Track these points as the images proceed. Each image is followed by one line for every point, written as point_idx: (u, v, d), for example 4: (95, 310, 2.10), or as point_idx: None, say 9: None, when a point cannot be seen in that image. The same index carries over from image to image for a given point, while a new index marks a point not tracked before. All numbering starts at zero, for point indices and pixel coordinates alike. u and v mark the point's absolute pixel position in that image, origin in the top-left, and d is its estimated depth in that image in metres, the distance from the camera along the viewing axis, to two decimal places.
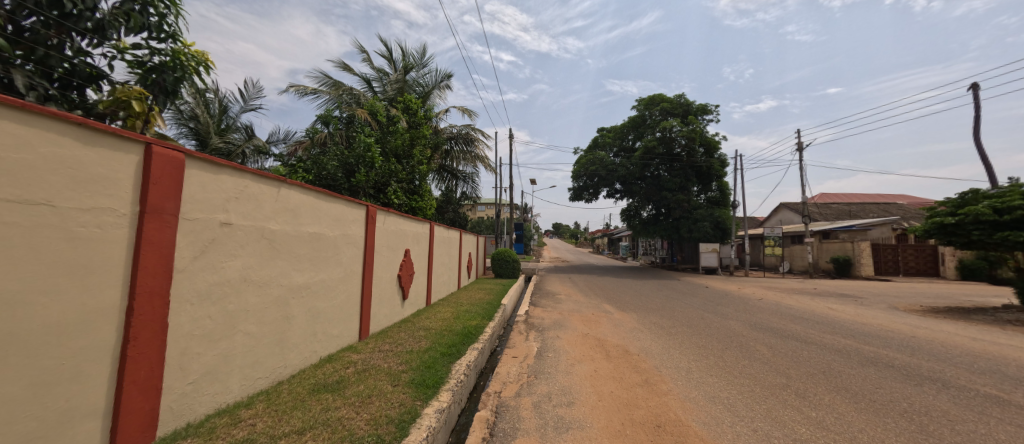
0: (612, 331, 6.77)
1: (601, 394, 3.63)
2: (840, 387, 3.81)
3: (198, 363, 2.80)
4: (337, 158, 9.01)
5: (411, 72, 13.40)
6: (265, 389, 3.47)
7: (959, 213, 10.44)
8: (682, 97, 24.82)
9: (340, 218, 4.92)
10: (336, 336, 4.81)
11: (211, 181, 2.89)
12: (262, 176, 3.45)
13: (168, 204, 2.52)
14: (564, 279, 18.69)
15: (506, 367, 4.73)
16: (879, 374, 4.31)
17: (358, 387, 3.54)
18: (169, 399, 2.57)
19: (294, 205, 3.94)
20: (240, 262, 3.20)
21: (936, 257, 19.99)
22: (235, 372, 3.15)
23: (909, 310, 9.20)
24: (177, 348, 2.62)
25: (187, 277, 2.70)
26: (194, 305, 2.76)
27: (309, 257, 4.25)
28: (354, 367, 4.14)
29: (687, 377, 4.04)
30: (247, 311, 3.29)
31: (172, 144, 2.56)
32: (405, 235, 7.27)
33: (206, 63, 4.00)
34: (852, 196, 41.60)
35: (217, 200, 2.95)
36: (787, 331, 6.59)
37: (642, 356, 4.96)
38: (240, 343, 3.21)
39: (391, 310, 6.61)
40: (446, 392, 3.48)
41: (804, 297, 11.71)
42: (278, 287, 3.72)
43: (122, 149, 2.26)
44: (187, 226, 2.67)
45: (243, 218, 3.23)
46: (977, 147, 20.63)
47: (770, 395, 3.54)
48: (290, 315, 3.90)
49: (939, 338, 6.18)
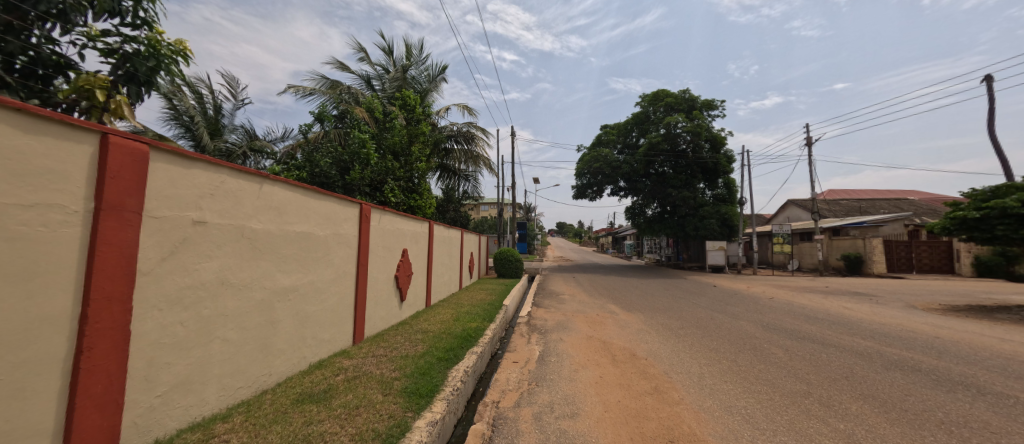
0: (618, 333, 6.50)
1: (608, 404, 3.38)
2: (867, 395, 3.53)
3: (168, 374, 2.59)
4: (331, 156, 8.81)
5: (410, 70, 13.22)
6: (246, 400, 3.25)
7: (984, 208, 10.06)
8: (687, 92, 24.47)
9: (331, 216, 4.69)
10: (327, 341, 4.59)
11: (181, 176, 2.66)
12: (241, 172, 3.23)
13: (130, 200, 2.29)
14: (567, 279, 18.43)
15: (506, 373, 4.49)
16: (907, 380, 4.00)
17: (346, 397, 3.30)
18: (134, 414, 2.35)
19: (279, 203, 3.71)
20: (216, 264, 2.98)
21: (951, 253, 19.46)
22: (211, 381, 2.93)
23: (928, 309, 8.84)
24: (142, 359, 2.40)
25: (154, 280, 2.47)
26: (162, 311, 2.54)
27: (296, 259, 4.03)
28: (344, 375, 3.90)
29: (699, 384, 3.77)
30: (225, 316, 3.06)
31: (136, 135, 2.34)
32: (402, 234, 7.05)
33: (184, 52, 3.79)
34: (860, 193, 41.00)
35: (189, 198, 2.72)
36: (802, 333, 6.28)
37: (649, 361, 4.68)
38: (217, 351, 2.98)
39: (387, 312, 6.38)
40: (440, 402, 3.24)
41: (815, 296, 11.33)
42: (262, 290, 3.50)
43: (73, 138, 2.03)
44: (152, 225, 2.44)
45: (219, 216, 2.99)
46: (994, 140, 20.13)
47: (792, 404, 3.27)
48: (275, 319, 3.68)
49: (965, 339, 5.83)
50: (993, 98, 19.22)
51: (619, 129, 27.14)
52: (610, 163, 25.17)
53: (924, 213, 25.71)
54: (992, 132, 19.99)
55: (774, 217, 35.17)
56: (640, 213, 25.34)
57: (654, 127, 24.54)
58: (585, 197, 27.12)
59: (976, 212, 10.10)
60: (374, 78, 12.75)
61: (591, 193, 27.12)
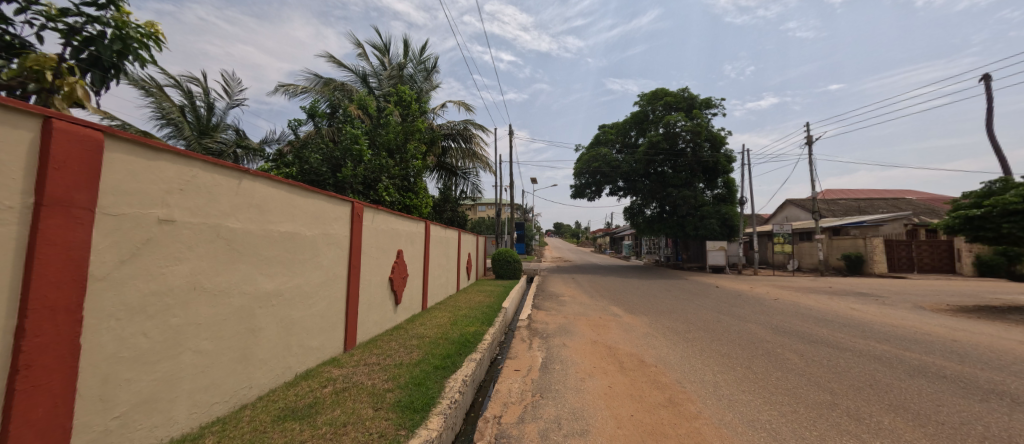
0: (622, 337, 6.26)
1: (620, 419, 3.11)
2: (897, 406, 3.29)
3: (128, 391, 2.29)
4: (321, 152, 8.44)
5: (408, 67, 12.96)
6: (222, 418, 2.95)
7: (986, 205, 9.95)
8: (686, 90, 24.32)
9: (319, 215, 4.40)
10: (315, 349, 4.29)
11: (145, 168, 2.37)
12: (217, 165, 2.94)
13: (79, 194, 1.99)
14: (567, 280, 18.22)
15: (508, 383, 4.21)
16: (934, 388, 3.75)
17: (333, 413, 3.01)
18: (85, 439, 2.04)
19: (260, 200, 3.41)
20: (188, 267, 2.68)
21: (952, 253, 19.35)
22: (181, 398, 2.64)
23: (938, 310, 8.64)
24: (96, 375, 2.10)
25: (110, 287, 2.17)
26: (121, 320, 2.23)
27: (280, 260, 3.73)
28: (332, 386, 3.62)
29: (716, 395, 3.52)
30: (198, 325, 2.77)
31: (89, 121, 2.05)
32: (397, 235, 6.76)
33: (156, 36, 3.48)
34: (855, 193, 41.24)
35: (155, 193, 2.43)
36: (813, 336, 6.08)
37: (660, 369, 4.42)
38: (188, 363, 2.69)
39: (380, 316, 6.07)
40: (437, 418, 2.95)
41: (820, 297, 11.14)
42: (241, 296, 3.20)
43: (9, 121, 1.74)
44: (108, 223, 2.15)
45: (191, 214, 2.70)
46: (992, 140, 20.17)
47: (819, 418, 3.02)
48: (257, 327, 3.40)
49: (982, 342, 5.63)
50: (991, 97, 19.26)
51: (617, 128, 27.00)
52: (609, 162, 24.96)
53: (923, 212, 25.66)
54: (989, 131, 19.99)
55: (773, 217, 35.14)
56: (639, 213, 25.15)
57: (654, 126, 24.33)
58: (585, 196, 26.83)
59: (977, 210, 9.98)
60: (371, 76, 12.44)
61: (590, 193, 26.91)
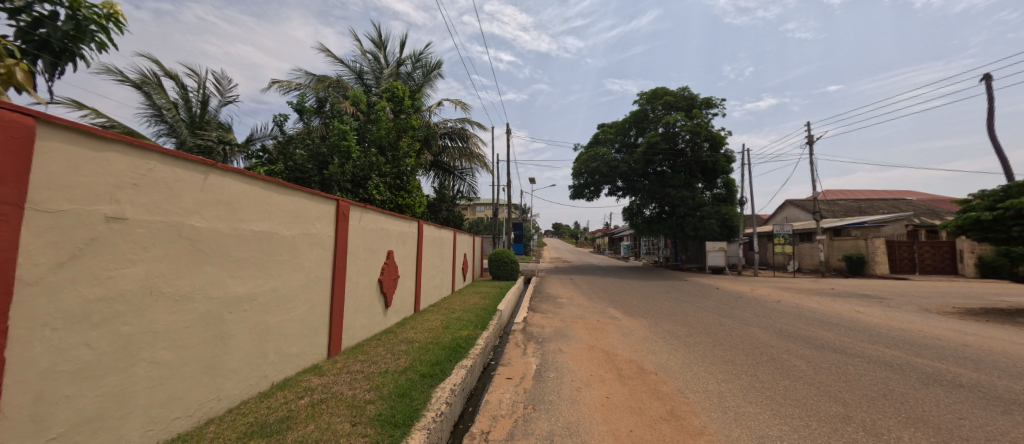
0: (621, 341, 6.04)
1: (618, 435, 2.87)
2: (915, 418, 3.07)
3: (68, 410, 2.03)
4: (308, 149, 8.19)
5: (405, 65, 12.71)
6: (183, 434, 2.71)
7: (999, 208, 9.72)
8: (687, 90, 24.14)
9: (299, 214, 4.15)
10: (294, 355, 4.05)
11: (92, 160, 2.13)
12: (179, 158, 2.70)
13: (5, 188, 1.72)
14: (565, 281, 17.95)
15: (499, 393, 3.97)
16: (952, 398, 3.54)
17: (306, 429, 2.77)
18: None
19: (230, 197, 3.16)
20: (142, 270, 2.44)
21: (954, 254, 19.19)
22: (135, 412, 2.39)
23: (943, 313, 8.43)
24: (26, 394, 1.84)
25: (46, 293, 1.92)
26: (58, 330, 1.97)
27: (254, 263, 3.49)
28: (309, 398, 3.37)
29: (721, 407, 3.29)
30: (154, 334, 2.52)
31: (18, 104, 1.79)
32: (387, 235, 6.51)
33: (113, 17, 3.49)
34: (853, 193, 41.23)
35: (101, 187, 2.18)
36: (817, 340, 5.87)
37: (660, 377, 4.19)
38: (143, 376, 2.45)
39: (368, 320, 5.83)
40: (419, 434, 2.70)
41: (823, 298, 10.90)
42: (207, 300, 2.96)
43: None
44: (41, 220, 1.88)
45: (146, 211, 2.45)
46: (996, 140, 20.01)
47: (832, 433, 2.78)
48: (227, 334, 3.15)
49: (996, 347, 5.40)
50: (993, 97, 19.12)
51: (617, 128, 26.81)
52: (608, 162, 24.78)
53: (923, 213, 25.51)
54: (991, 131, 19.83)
55: (773, 217, 34.99)
56: (637, 213, 24.94)
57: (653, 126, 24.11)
58: (583, 197, 26.65)
59: (989, 213, 9.75)
60: (366, 73, 12.23)
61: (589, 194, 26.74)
